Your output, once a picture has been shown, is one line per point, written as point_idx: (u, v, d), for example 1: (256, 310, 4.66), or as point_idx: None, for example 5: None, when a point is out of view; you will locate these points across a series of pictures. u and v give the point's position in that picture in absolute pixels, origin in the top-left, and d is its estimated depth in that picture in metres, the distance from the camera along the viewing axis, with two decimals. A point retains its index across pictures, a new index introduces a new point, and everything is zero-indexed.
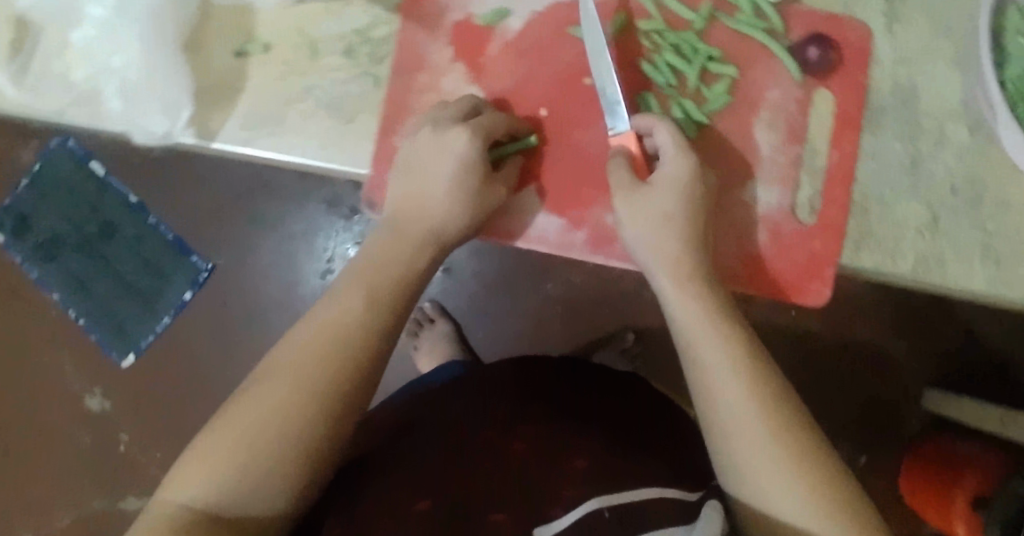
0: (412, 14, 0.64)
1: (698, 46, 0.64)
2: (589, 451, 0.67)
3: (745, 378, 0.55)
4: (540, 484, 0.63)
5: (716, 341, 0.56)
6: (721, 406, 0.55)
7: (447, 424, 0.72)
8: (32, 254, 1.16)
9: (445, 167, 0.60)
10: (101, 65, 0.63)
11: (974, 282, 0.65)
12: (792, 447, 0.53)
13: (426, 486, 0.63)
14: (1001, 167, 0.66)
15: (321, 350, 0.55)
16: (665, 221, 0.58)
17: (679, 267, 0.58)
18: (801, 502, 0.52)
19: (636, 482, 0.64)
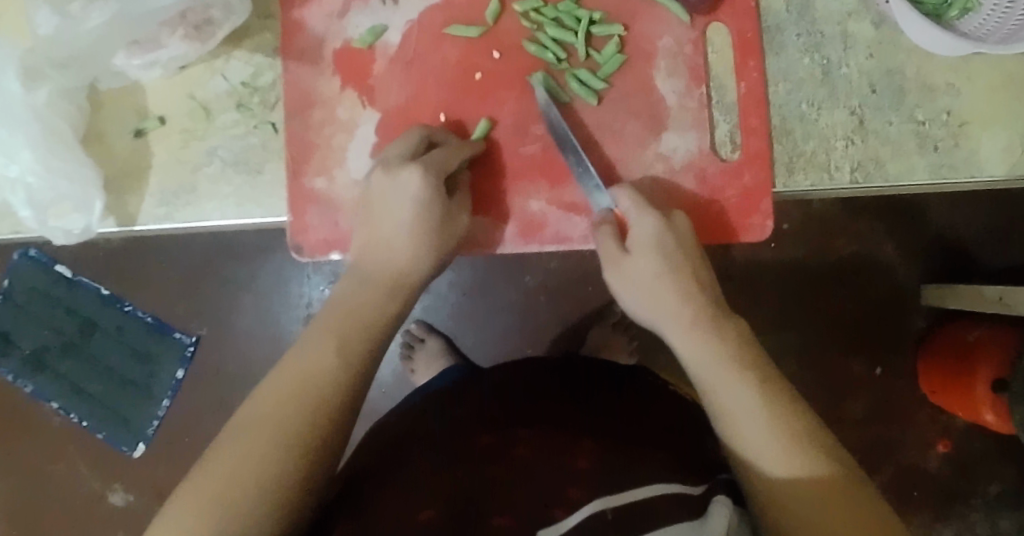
0: (292, 53, 0.64)
1: (578, 13, 0.63)
2: (593, 445, 0.57)
3: (760, 391, 0.51)
4: (542, 470, 0.53)
5: (704, 336, 0.55)
6: (722, 388, 0.52)
7: (451, 429, 0.61)
8: (22, 369, 0.98)
9: (401, 207, 0.57)
10: (2, 178, 0.62)
11: (916, 174, 0.65)
12: (777, 409, 0.50)
13: (415, 488, 0.53)
14: (915, 55, 0.65)
15: (306, 377, 0.49)
16: (664, 268, 0.58)
17: (676, 296, 0.57)
18: (784, 453, 0.48)
19: (640, 473, 0.54)
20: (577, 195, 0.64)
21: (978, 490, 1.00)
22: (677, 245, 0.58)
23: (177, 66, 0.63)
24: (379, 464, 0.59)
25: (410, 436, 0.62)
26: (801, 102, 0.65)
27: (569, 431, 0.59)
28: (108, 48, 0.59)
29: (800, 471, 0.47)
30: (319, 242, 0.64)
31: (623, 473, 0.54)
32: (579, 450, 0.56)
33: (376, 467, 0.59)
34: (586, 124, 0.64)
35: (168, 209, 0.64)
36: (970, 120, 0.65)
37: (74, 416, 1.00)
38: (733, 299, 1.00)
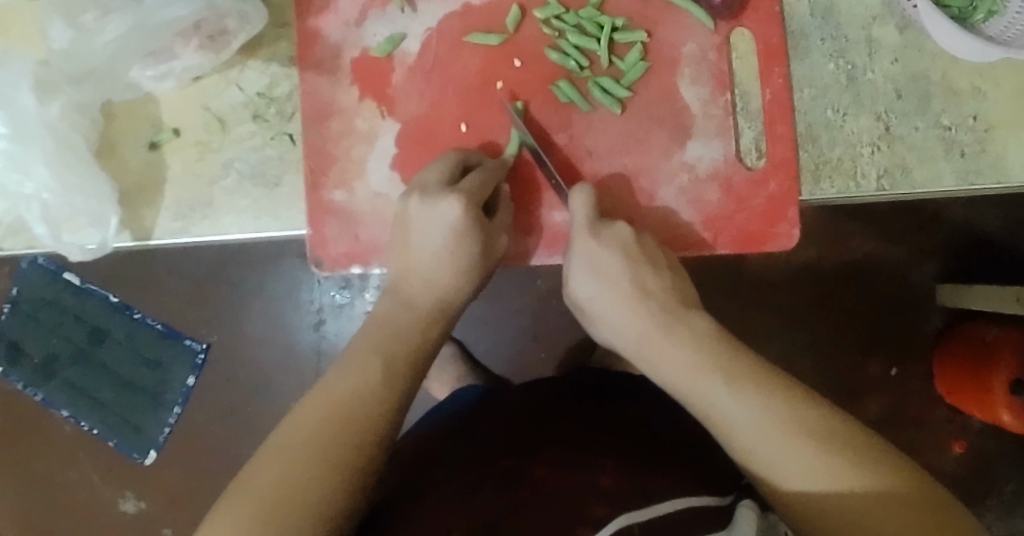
0: (307, 64, 0.63)
1: (600, 20, 0.62)
2: (618, 463, 0.56)
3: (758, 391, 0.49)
4: (565, 492, 0.52)
5: (682, 349, 0.53)
6: (716, 405, 0.50)
7: (473, 456, 0.60)
8: (32, 378, 0.97)
9: (436, 235, 0.57)
10: (16, 195, 0.61)
11: (942, 181, 0.64)
12: (780, 414, 0.47)
13: (439, 518, 0.52)
14: (941, 59, 0.64)
15: (335, 407, 0.48)
16: (607, 285, 0.58)
17: (630, 312, 0.56)
18: (801, 464, 0.45)
19: (668, 491, 0.53)
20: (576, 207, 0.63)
21: (994, 490, 0.99)
22: (618, 254, 0.58)
23: (191, 77, 0.62)
24: (402, 494, 0.58)
25: (431, 463, 0.61)
26: (825, 109, 0.64)
27: (593, 449, 0.58)
28: (124, 63, 0.59)
29: (831, 482, 0.44)
30: (339, 255, 0.63)
31: (651, 489, 0.53)
32: (605, 469, 0.55)
33: (399, 499, 0.58)
34: (609, 133, 0.63)
35: (185, 223, 0.63)
36: (997, 124, 0.63)
37: (85, 425, 0.99)
38: (749, 307, 0.98)
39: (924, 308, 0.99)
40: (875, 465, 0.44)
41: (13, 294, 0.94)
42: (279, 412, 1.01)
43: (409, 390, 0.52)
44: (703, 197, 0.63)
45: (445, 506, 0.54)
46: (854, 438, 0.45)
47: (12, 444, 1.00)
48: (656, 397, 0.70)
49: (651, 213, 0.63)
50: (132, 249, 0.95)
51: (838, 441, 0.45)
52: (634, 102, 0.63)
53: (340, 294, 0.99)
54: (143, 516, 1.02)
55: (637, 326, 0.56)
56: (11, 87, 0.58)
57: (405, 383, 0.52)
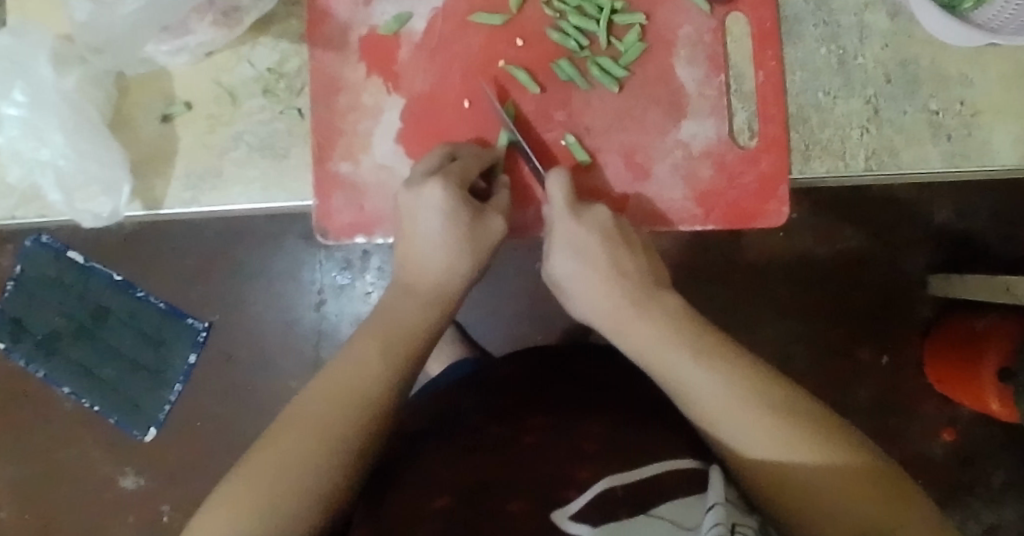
0: (317, 40, 0.65)
1: (600, 2, 0.64)
2: (604, 428, 0.58)
3: (725, 369, 0.50)
4: (546, 460, 0.55)
5: (657, 330, 0.54)
6: (686, 384, 0.50)
7: (465, 422, 0.63)
8: (36, 354, 0.99)
9: (431, 220, 0.58)
10: (31, 161, 0.64)
11: (929, 163, 0.66)
12: (745, 388, 0.49)
13: (434, 477, 0.56)
14: (930, 46, 0.66)
15: (337, 384, 0.50)
16: (590, 262, 0.58)
17: (597, 283, 0.57)
18: (770, 436, 0.47)
19: (649, 450, 0.56)
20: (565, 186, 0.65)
21: (982, 478, 1.02)
22: (603, 233, 0.59)
23: (204, 52, 0.64)
24: (405, 451, 0.61)
25: (431, 426, 0.64)
26: (817, 91, 0.67)
27: (581, 416, 0.60)
28: (140, 37, 0.61)
29: (799, 451, 0.46)
30: (344, 225, 0.65)
31: (636, 452, 0.55)
32: (590, 435, 0.57)
33: (400, 457, 0.61)
34: (608, 112, 0.65)
35: (195, 193, 0.65)
36: (983, 110, 0.66)
37: (87, 401, 1.01)
38: (741, 293, 1.01)
39: (912, 295, 1.01)
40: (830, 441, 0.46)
41: (19, 271, 0.96)
42: (278, 388, 1.03)
43: (412, 360, 0.54)
44: (697, 174, 0.65)
45: (439, 465, 0.57)
46: (813, 416, 0.47)
47: (17, 418, 1.02)
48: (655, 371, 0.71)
49: (648, 190, 0.65)
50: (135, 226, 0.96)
51: (798, 418, 0.47)
52: (633, 82, 0.65)
53: (342, 275, 1.01)
54: (144, 491, 1.03)
55: (613, 307, 0.56)
56: (28, 58, 0.61)
57: (404, 352, 0.53)
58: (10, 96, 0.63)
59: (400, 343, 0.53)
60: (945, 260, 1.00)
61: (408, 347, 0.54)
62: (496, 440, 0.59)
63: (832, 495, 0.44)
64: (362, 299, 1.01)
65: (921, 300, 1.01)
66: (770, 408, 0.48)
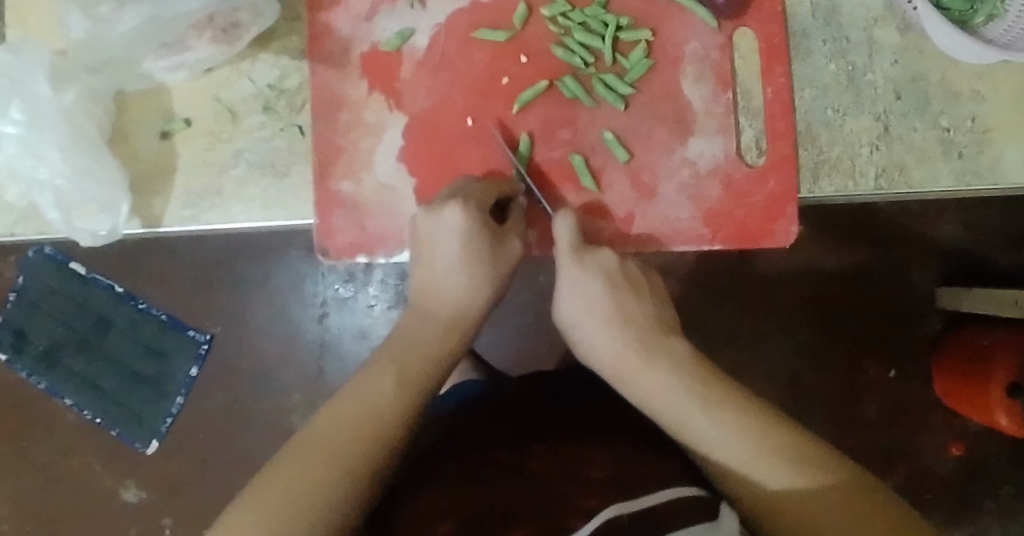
0: (318, 57, 0.64)
1: (605, 18, 0.63)
2: (608, 456, 0.57)
3: (718, 409, 0.48)
4: (553, 481, 0.53)
5: (668, 378, 0.51)
6: (689, 429, 0.49)
7: (466, 448, 0.62)
8: (37, 366, 0.98)
9: (448, 245, 0.57)
10: (29, 179, 0.63)
11: (940, 182, 0.65)
12: (739, 424, 0.47)
13: (434, 511, 0.54)
14: (941, 62, 0.65)
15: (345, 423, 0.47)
16: (590, 307, 0.57)
17: (605, 329, 0.56)
18: (765, 469, 0.45)
19: (659, 472, 0.54)
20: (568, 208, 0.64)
21: (992, 494, 1.00)
22: (602, 276, 0.58)
23: (204, 68, 0.63)
24: (405, 482, 0.60)
25: (432, 459, 0.62)
26: (827, 107, 0.66)
27: (585, 443, 0.59)
28: (139, 53, 0.60)
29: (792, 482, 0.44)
30: (345, 245, 0.64)
31: (646, 475, 0.54)
32: (596, 461, 0.56)
33: (402, 488, 0.60)
34: (613, 130, 0.64)
35: (194, 211, 0.64)
36: (995, 126, 0.65)
37: (88, 414, 1.00)
38: (748, 308, 0.99)
39: (922, 309, 1.00)
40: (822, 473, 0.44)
41: (20, 283, 0.95)
42: (282, 401, 1.02)
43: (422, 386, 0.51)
44: (704, 193, 0.64)
45: (438, 500, 0.56)
46: (817, 452, 0.45)
47: (16, 431, 1.01)
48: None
49: (655, 208, 0.64)
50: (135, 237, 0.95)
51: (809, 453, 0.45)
52: (640, 99, 0.64)
53: (344, 288, 1.00)
54: (144, 506, 1.03)
55: (625, 360, 0.54)
56: (28, 76, 0.60)
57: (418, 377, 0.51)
58: (8, 113, 0.60)
59: (415, 366, 0.52)
60: (954, 273, 0.99)
61: (424, 359, 0.53)
62: (495, 466, 0.57)
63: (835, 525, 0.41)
64: (364, 312, 1.00)
65: (931, 314, 1.00)
66: (783, 447, 0.46)
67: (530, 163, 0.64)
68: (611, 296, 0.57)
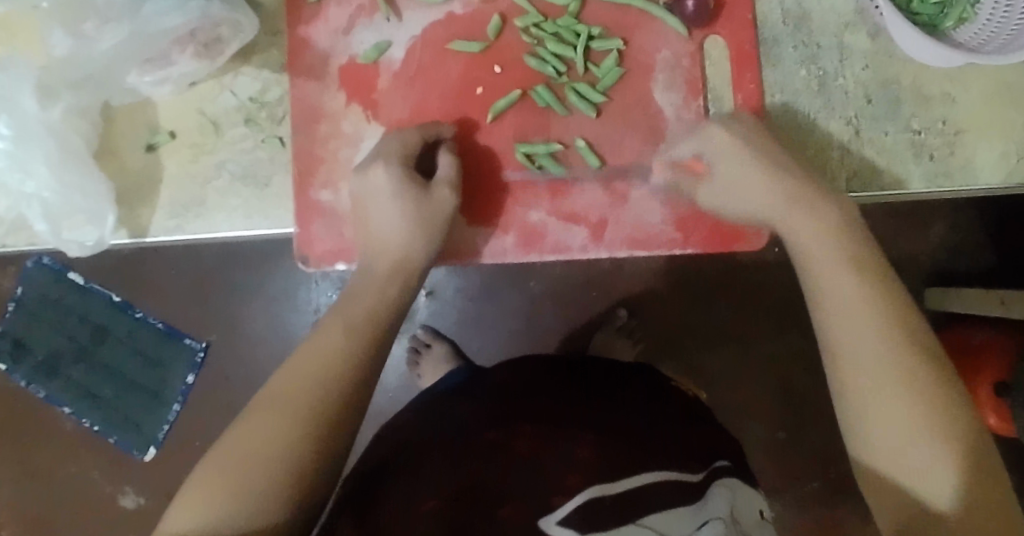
0: (298, 70, 0.65)
1: (577, 28, 0.64)
2: (597, 436, 0.61)
3: (863, 284, 0.50)
4: (544, 462, 0.59)
5: (851, 291, 0.50)
6: (825, 284, 0.52)
7: (456, 424, 0.65)
8: (36, 375, 1.00)
9: (381, 204, 0.59)
10: (18, 193, 0.64)
11: (911, 185, 0.67)
12: (879, 324, 0.48)
13: (422, 480, 0.59)
14: (911, 66, 0.67)
15: (306, 395, 0.47)
16: (750, 186, 0.59)
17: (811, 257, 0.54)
18: (886, 382, 0.46)
19: (639, 454, 0.60)
20: (540, 216, 0.65)
21: None
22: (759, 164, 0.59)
23: (187, 82, 0.65)
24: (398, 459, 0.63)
25: (428, 426, 0.66)
26: (798, 112, 0.67)
27: (574, 422, 0.63)
28: (123, 68, 0.62)
29: (909, 414, 0.45)
30: (325, 252, 0.66)
31: (627, 461, 0.59)
32: (582, 441, 0.61)
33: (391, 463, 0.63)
34: (587, 137, 0.65)
35: (179, 221, 0.66)
36: (966, 128, 0.66)
37: (86, 421, 1.02)
38: (740, 310, 1.00)
39: None
40: (943, 419, 0.45)
41: (19, 293, 0.97)
42: None
43: None
44: (677, 197, 0.65)
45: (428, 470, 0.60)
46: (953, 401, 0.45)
47: (14, 439, 1.03)
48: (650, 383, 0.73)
49: (628, 213, 0.65)
50: (131, 247, 0.96)
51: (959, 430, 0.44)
52: (613, 107, 0.65)
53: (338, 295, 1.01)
54: (141, 511, 1.04)
55: (817, 275, 0.52)
56: (15, 91, 0.61)
57: None
58: None
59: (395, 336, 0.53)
60: (941, 271, 0.99)
61: None
62: (486, 443, 0.61)
63: (914, 461, 0.44)
64: None
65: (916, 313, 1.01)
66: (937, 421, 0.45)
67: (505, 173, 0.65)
68: (799, 199, 0.56)
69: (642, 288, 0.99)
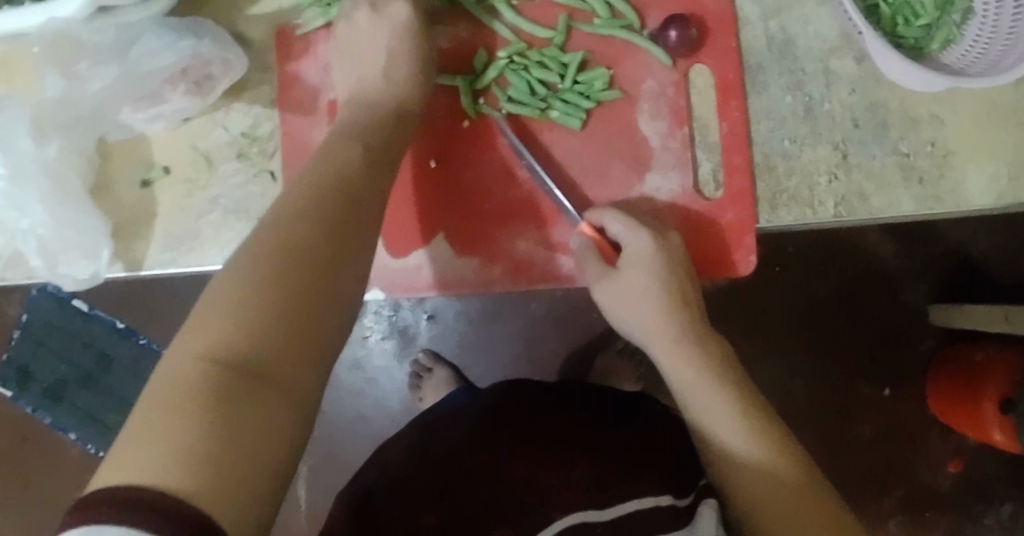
0: (288, 104, 0.66)
1: (564, 58, 0.64)
2: (591, 462, 0.63)
3: (703, 358, 0.57)
4: (542, 483, 0.60)
5: (693, 362, 0.57)
6: (673, 362, 0.58)
7: (451, 449, 0.66)
8: (43, 402, 1.01)
9: (375, 52, 0.59)
10: (14, 229, 0.66)
11: (900, 209, 0.67)
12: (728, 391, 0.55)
13: (417, 504, 0.59)
14: (897, 90, 0.67)
15: (311, 218, 0.42)
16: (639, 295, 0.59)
17: (663, 327, 0.58)
18: (743, 441, 0.53)
19: (634, 478, 0.61)
20: (524, 247, 0.66)
21: (991, 510, 1.00)
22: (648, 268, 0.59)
23: (180, 119, 0.66)
24: (391, 485, 0.64)
25: (425, 451, 0.67)
26: (785, 138, 0.67)
27: (564, 444, 0.65)
28: (116, 105, 0.64)
29: (766, 468, 0.52)
30: None
31: (621, 487, 0.60)
32: (578, 466, 0.62)
33: (386, 490, 0.64)
34: (574, 167, 0.66)
35: (173, 255, 0.67)
36: (955, 150, 0.66)
37: (91, 447, 1.03)
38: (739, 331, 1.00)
39: (908, 326, 1.00)
40: (788, 466, 0.52)
41: (24, 320, 0.99)
42: None
43: None
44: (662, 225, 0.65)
45: (424, 494, 0.61)
46: (794, 454, 0.53)
47: (20, 465, 1.04)
48: (648, 406, 0.74)
49: None
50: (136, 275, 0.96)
51: (778, 441, 0.53)
52: (599, 136, 0.66)
53: None
54: None
55: (661, 348, 0.58)
56: (12, 130, 0.63)
57: None
58: None
59: None
60: (943, 287, 0.98)
61: None
62: (483, 468, 0.62)
63: (782, 509, 0.51)
64: (360, 343, 1.01)
65: (915, 333, 1.00)
66: (799, 488, 0.51)
67: (490, 204, 0.66)
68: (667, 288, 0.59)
69: None
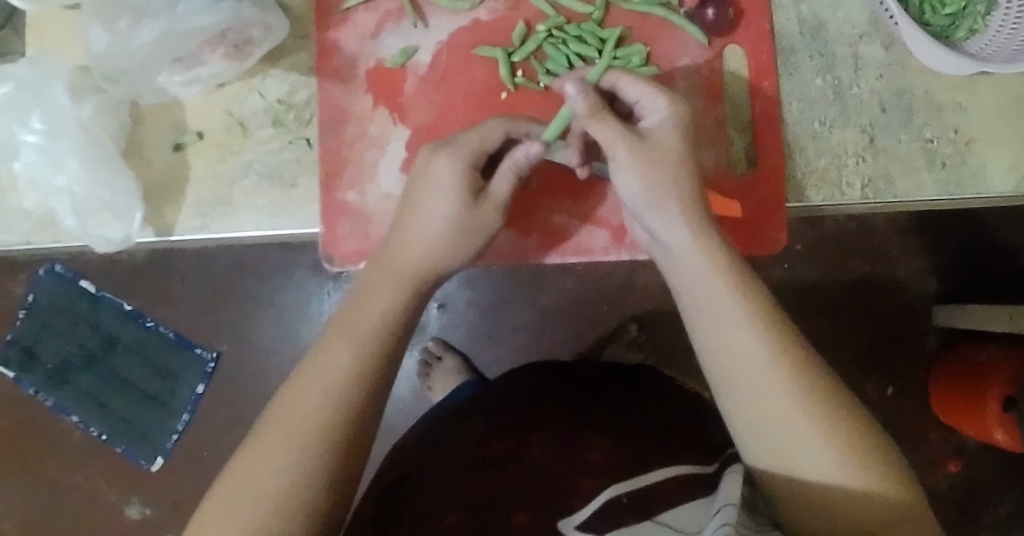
0: (327, 73, 0.67)
1: (601, 33, 0.66)
2: (609, 438, 0.63)
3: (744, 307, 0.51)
4: (555, 464, 0.60)
5: (735, 316, 0.51)
6: (706, 314, 0.52)
7: (471, 437, 0.67)
8: (44, 384, 0.99)
9: (438, 199, 0.55)
10: (47, 188, 0.66)
11: (924, 193, 0.68)
12: (779, 359, 0.49)
13: (440, 489, 0.60)
14: (924, 75, 0.68)
15: (307, 405, 0.47)
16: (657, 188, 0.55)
17: (687, 255, 0.54)
18: (805, 428, 0.47)
19: (657, 451, 0.61)
20: (556, 220, 0.67)
21: (988, 510, 1.01)
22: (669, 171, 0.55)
23: (216, 84, 0.66)
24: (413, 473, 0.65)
25: (443, 439, 0.68)
26: (814, 120, 0.68)
27: (580, 425, 0.65)
28: (155, 68, 0.63)
29: (832, 461, 0.47)
30: (350, 252, 0.67)
31: (643, 462, 0.60)
32: (594, 444, 0.62)
33: (407, 480, 0.64)
34: None
35: (205, 220, 0.66)
36: (976, 137, 0.68)
37: (94, 430, 1.01)
38: None
39: (914, 321, 1.01)
40: (857, 452, 0.47)
41: (28, 301, 0.97)
42: None
43: None
44: None
45: (447, 481, 0.61)
46: (857, 433, 0.48)
47: (22, 444, 1.02)
48: (660, 382, 0.74)
49: None
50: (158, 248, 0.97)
51: (857, 434, 0.48)
52: None
53: None
54: (148, 521, 1.02)
55: (716, 328, 0.51)
56: (45, 86, 0.64)
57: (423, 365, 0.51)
58: (29, 122, 0.64)
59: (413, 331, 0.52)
60: (950, 284, 1.00)
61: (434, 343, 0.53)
62: (499, 455, 0.62)
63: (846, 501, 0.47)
64: None
65: (921, 329, 1.01)
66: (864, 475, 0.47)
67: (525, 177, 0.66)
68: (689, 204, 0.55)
69: (652, 303, 1.00)
